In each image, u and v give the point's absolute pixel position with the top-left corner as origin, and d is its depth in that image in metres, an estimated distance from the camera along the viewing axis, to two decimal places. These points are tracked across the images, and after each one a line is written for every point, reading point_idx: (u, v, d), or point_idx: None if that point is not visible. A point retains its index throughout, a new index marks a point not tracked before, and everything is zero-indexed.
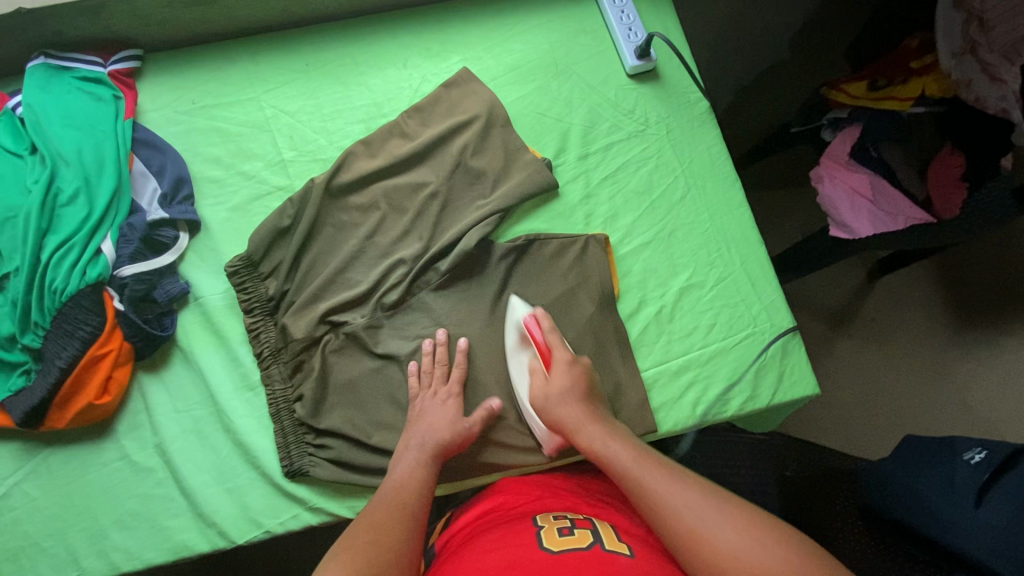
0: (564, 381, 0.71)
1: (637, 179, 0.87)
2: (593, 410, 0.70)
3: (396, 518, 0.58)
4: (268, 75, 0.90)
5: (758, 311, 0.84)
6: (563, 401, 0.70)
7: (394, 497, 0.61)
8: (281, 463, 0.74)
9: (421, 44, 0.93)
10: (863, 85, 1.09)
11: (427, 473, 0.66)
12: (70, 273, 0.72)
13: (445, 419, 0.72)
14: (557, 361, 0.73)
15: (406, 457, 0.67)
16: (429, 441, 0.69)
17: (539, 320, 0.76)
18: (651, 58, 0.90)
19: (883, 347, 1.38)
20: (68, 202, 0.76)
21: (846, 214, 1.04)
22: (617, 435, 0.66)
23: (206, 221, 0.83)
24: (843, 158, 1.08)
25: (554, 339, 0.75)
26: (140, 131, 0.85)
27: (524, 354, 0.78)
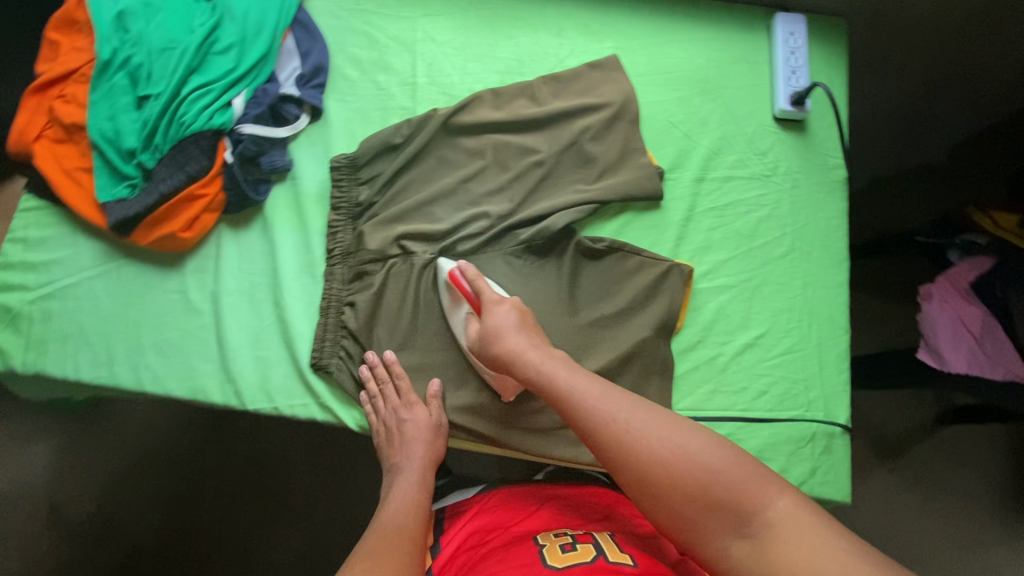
0: (505, 318, 0.69)
1: (742, 222, 0.84)
2: (534, 337, 0.69)
3: (403, 549, 0.61)
4: (430, 1, 0.93)
5: (816, 397, 0.79)
6: (499, 335, 0.68)
7: (394, 523, 0.65)
8: (311, 353, 0.77)
9: (581, 19, 0.92)
10: (1014, 219, 1.01)
11: (422, 494, 0.71)
12: (200, 113, 0.77)
13: (424, 426, 0.74)
14: (488, 302, 0.71)
15: (404, 479, 0.73)
16: (415, 463, 0.74)
17: (464, 270, 0.74)
18: (805, 107, 0.85)
19: (924, 494, 1.27)
20: (221, 52, 0.82)
21: (943, 343, 1.02)
22: (553, 357, 0.65)
23: (328, 112, 0.86)
24: (962, 286, 1.03)
25: (481, 285, 0.73)
26: (302, 13, 0.89)
27: (460, 310, 0.77)
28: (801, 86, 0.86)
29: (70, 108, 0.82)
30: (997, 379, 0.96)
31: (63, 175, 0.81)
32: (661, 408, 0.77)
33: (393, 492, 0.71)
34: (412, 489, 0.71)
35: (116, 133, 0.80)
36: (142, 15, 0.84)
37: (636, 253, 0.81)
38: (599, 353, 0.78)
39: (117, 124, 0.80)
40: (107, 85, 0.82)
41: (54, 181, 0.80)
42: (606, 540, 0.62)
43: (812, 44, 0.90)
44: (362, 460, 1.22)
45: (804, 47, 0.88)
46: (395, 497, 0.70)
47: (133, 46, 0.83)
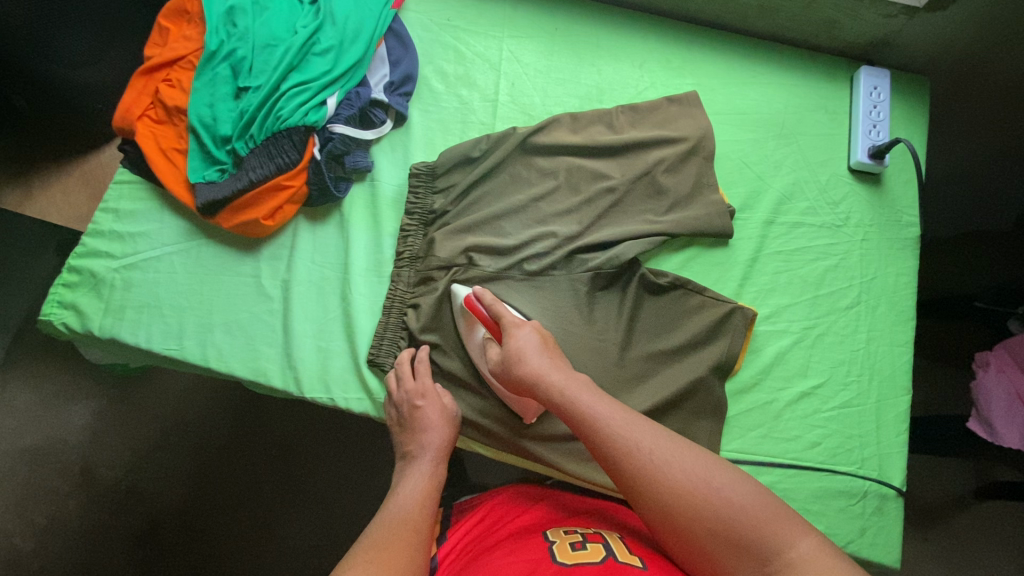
0: (518, 337, 0.71)
1: (808, 269, 0.83)
2: (556, 361, 0.70)
3: (403, 547, 0.60)
4: (519, 24, 0.96)
5: (870, 455, 0.77)
6: (521, 357, 0.69)
7: (400, 516, 0.65)
8: (370, 349, 0.79)
9: (664, 54, 0.95)
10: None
11: (432, 483, 0.71)
12: (296, 109, 0.81)
13: (438, 418, 0.75)
14: (509, 325, 0.73)
15: (415, 471, 0.72)
16: (432, 451, 0.73)
17: (481, 296, 0.76)
18: (883, 162, 0.85)
19: (959, 570, 1.22)
20: (319, 53, 0.85)
21: (997, 417, 1.01)
22: (573, 379, 0.68)
23: (411, 120, 0.90)
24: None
25: (499, 308, 0.75)
26: (397, 24, 0.92)
27: (475, 332, 0.78)
28: (881, 140, 0.86)
29: (174, 92, 0.87)
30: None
31: (160, 153, 0.85)
32: (710, 447, 0.76)
33: (403, 484, 0.71)
34: (421, 481, 0.71)
35: (213, 120, 0.85)
36: (250, 12, 0.89)
37: (698, 292, 0.82)
38: (655, 384, 0.79)
39: (215, 111, 0.85)
40: (211, 74, 0.86)
41: (150, 158, 0.84)
42: (616, 542, 0.62)
43: (895, 100, 0.90)
44: (385, 464, 1.22)
45: (887, 103, 0.88)
46: (405, 491, 0.69)
47: (239, 39, 0.87)
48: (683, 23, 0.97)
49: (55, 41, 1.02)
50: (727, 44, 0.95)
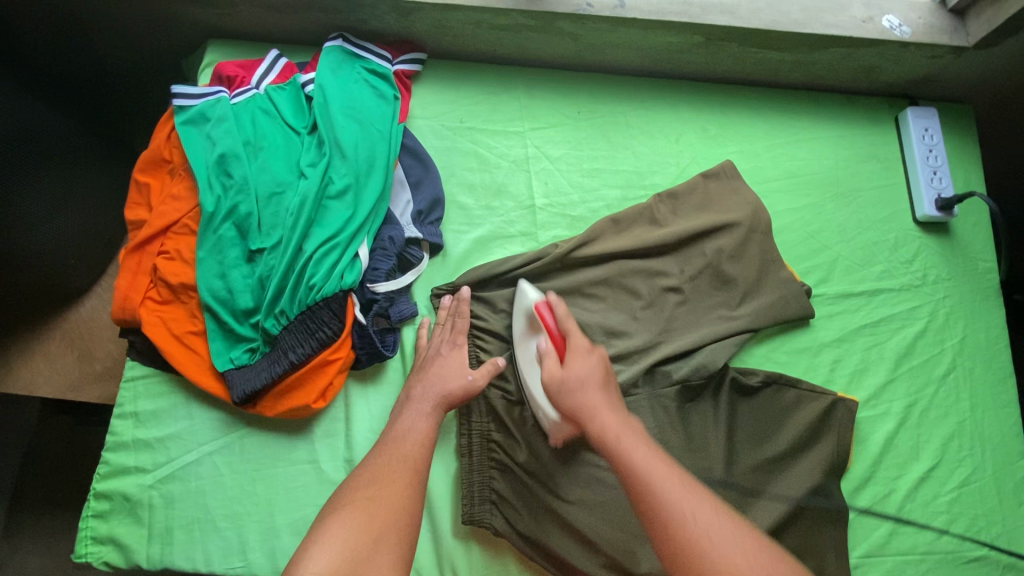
0: (585, 368, 0.65)
1: (898, 339, 0.79)
2: (612, 401, 0.64)
3: (404, 487, 0.59)
4: (538, 112, 0.87)
5: (1000, 533, 0.74)
6: (583, 387, 0.64)
7: (396, 450, 0.63)
8: (463, 509, 0.72)
9: (698, 123, 0.88)
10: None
11: (431, 424, 0.67)
12: (328, 273, 0.71)
13: (451, 367, 0.71)
14: (575, 348, 0.67)
15: (415, 409, 0.68)
16: (436, 393, 0.69)
17: (554, 306, 0.69)
18: (952, 212, 0.81)
19: None
20: (336, 196, 0.76)
21: None
22: (633, 433, 0.60)
23: (447, 246, 0.81)
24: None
25: (569, 326, 0.69)
26: (410, 139, 0.83)
27: (533, 341, 0.72)
28: (945, 188, 0.82)
29: (175, 265, 0.76)
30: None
31: (173, 340, 0.74)
32: (842, 559, 0.72)
33: (400, 416, 0.67)
34: (421, 425, 0.66)
35: (229, 292, 0.74)
36: (244, 157, 0.78)
37: (792, 386, 0.76)
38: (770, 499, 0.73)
39: (229, 282, 0.74)
40: (213, 238, 0.75)
41: (164, 349, 0.73)
42: None
43: (947, 138, 0.86)
44: None
45: (942, 145, 0.84)
46: (405, 424, 0.66)
47: (238, 193, 0.76)
48: (709, 84, 0.90)
49: (26, 209, 0.82)
50: (762, 101, 0.89)
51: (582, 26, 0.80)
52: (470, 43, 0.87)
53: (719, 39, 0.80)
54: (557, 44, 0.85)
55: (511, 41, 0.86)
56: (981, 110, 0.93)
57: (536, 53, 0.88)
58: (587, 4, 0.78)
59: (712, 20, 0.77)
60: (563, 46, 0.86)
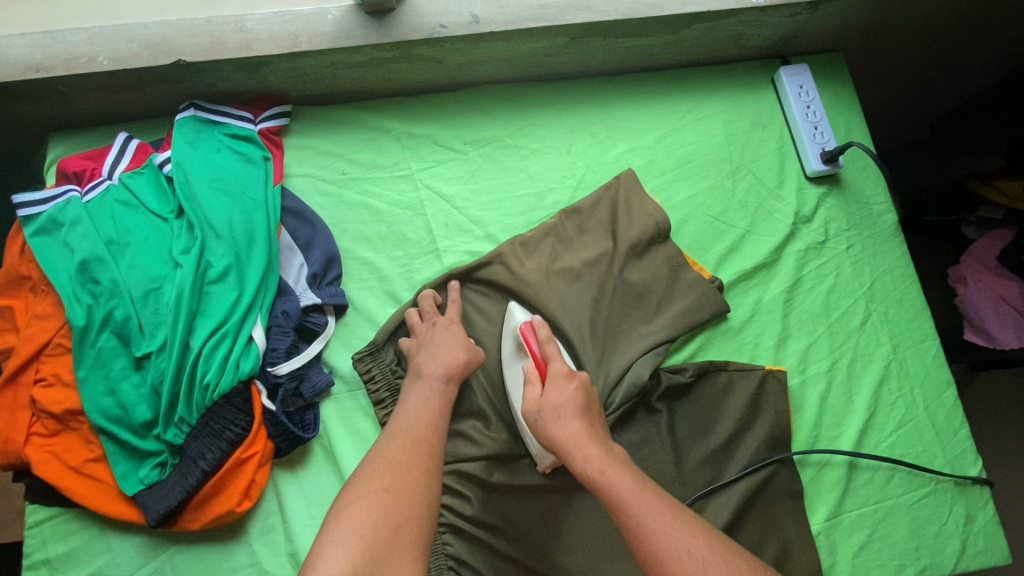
0: (567, 396, 0.64)
1: (813, 299, 0.81)
2: (587, 416, 0.63)
3: (418, 466, 0.60)
4: (421, 147, 0.84)
5: (942, 465, 0.75)
6: (558, 417, 0.63)
7: (409, 433, 0.63)
8: None
9: (584, 122, 0.86)
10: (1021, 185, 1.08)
11: (443, 403, 0.67)
12: (222, 367, 0.66)
13: (452, 343, 0.70)
14: (555, 374, 0.66)
15: (424, 388, 0.67)
16: (441, 372, 0.68)
17: (538, 330, 0.70)
18: (838, 163, 0.82)
19: None
20: (217, 279, 0.70)
21: (990, 323, 1.07)
22: (597, 436, 0.62)
23: (352, 303, 0.77)
24: (991, 261, 1.11)
25: (551, 349, 0.69)
26: (289, 200, 0.79)
27: (519, 364, 0.71)
28: (828, 142, 0.83)
29: (55, 391, 0.69)
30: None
31: (71, 473, 0.68)
32: (803, 528, 0.72)
33: (409, 395, 0.67)
34: (426, 406, 0.66)
35: (122, 408, 0.68)
36: (109, 258, 0.71)
37: (722, 368, 0.77)
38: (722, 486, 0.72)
39: (120, 397, 0.68)
40: (93, 353, 0.69)
41: (62, 485, 0.67)
42: None
43: (823, 92, 0.87)
44: None
45: (818, 100, 0.85)
46: (413, 404, 0.66)
47: (110, 298, 0.70)
48: (587, 79, 0.88)
49: None
50: (641, 88, 0.87)
51: (442, 48, 0.77)
52: (332, 85, 0.82)
53: (582, 36, 0.79)
54: (423, 69, 0.82)
55: (375, 75, 0.81)
56: (852, 56, 0.95)
57: (405, 82, 0.84)
58: (441, 26, 0.75)
59: (571, 19, 0.75)
60: (431, 71, 0.82)
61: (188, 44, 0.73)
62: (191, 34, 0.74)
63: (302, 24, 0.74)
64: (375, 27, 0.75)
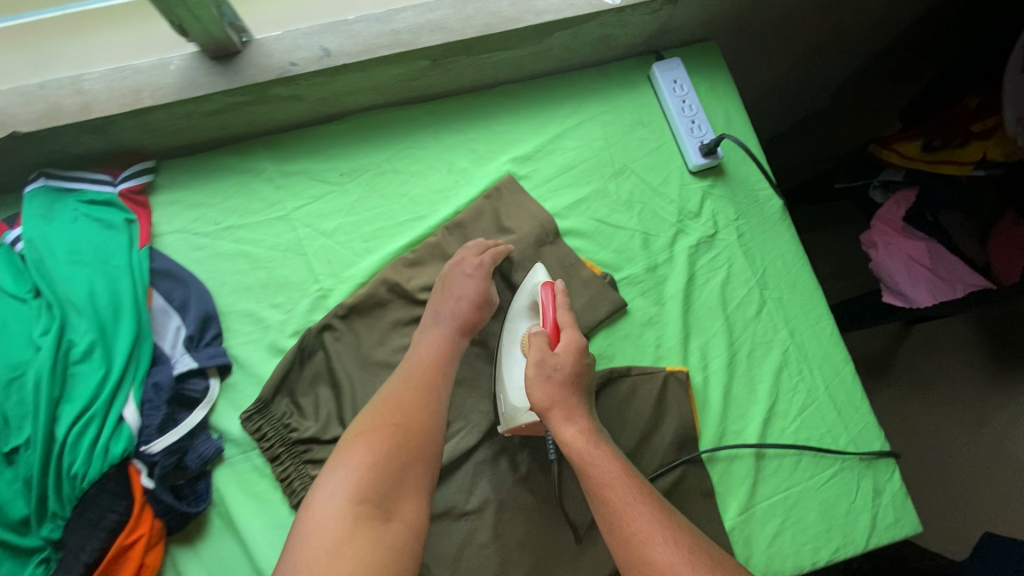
0: (572, 365, 0.67)
1: (707, 294, 0.80)
2: (585, 408, 0.66)
3: (422, 415, 0.63)
4: (297, 188, 0.81)
5: (846, 443, 0.76)
6: (542, 370, 0.66)
7: (414, 373, 0.66)
8: None
9: (464, 141, 0.84)
10: (916, 145, 1.11)
11: (454, 349, 0.70)
12: (90, 453, 0.63)
13: (474, 294, 0.72)
14: (570, 342, 0.68)
15: (434, 327, 0.70)
16: (456, 320, 0.71)
17: (557, 292, 0.72)
18: (718, 155, 0.82)
19: (931, 404, 1.29)
20: (82, 359, 0.67)
21: (903, 283, 1.07)
22: (600, 436, 0.64)
23: (238, 361, 0.74)
24: (897, 223, 1.13)
25: (565, 316, 0.70)
26: (158, 261, 0.75)
27: (528, 320, 0.75)
28: (706, 135, 0.83)
29: None
30: (960, 296, 1.03)
31: None
32: (718, 526, 0.71)
33: (424, 335, 0.70)
34: (435, 348, 0.69)
35: None
36: None
37: (624, 375, 0.76)
38: None
39: None
40: None
41: None
42: None
43: (699, 83, 0.86)
44: None
45: (693, 93, 0.84)
46: (423, 345, 0.69)
47: None
48: (463, 97, 0.86)
49: None
50: (518, 100, 0.86)
51: (297, 86, 0.74)
52: (193, 134, 0.79)
53: (444, 57, 0.76)
54: (287, 108, 0.79)
55: (237, 120, 0.78)
56: (727, 44, 0.96)
57: (270, 122, 0.81)
58: (291, 64, 0.71)
59: (426, 42, 0.73)
60: (295, 109, 0.79)
61: (20, 113, 0.69)
62: (24, 102, 0.69)
63: (143, 79, 0.71)
64: (221, 73, 0.71)
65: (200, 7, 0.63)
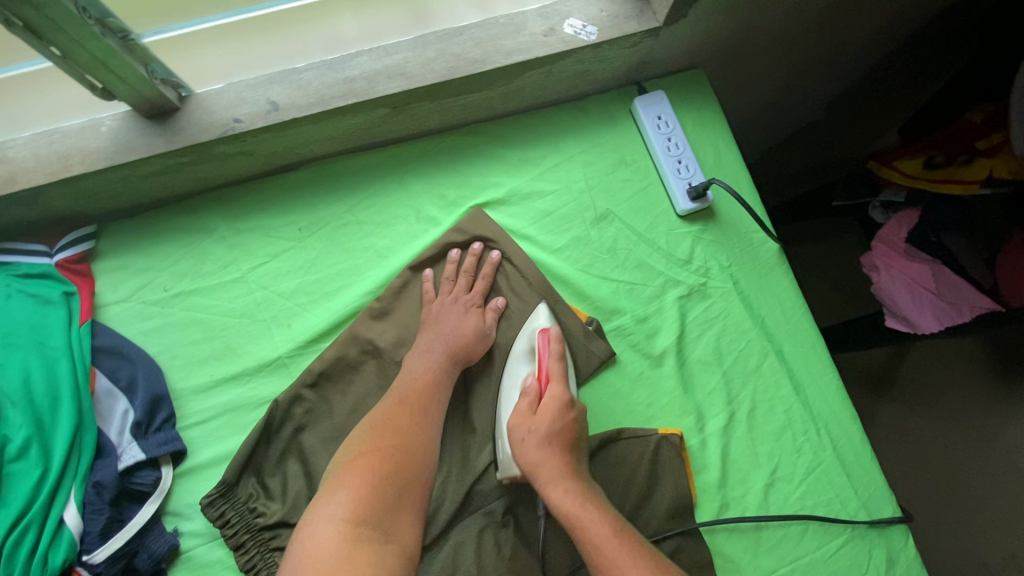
0: (551, 425, 0.62)
1: (702, 347, 0.74)
2: (576, 469, 0.61)
3: (418, 441, 0.62)
4: (253, 247, 0.74)
5: (856, 508, 0.71)
6: (523, 445, 0.62)
7: (409, 397, 0.65)
8: None
9: (434, 188, 0.78)
10: (918, 162, 1.03)
11: (446, 375, 0.68)
12: (26, 567, 0.58)
13: (467, 328, 0.70)
14: (554, 399, 0.64)
15: (429, 348, 0.69)
16: (449, 345, 0.69)
17: (550, 339, 0.67)
18: (707, 198, 0.76)
19: (946, 424, 1.20)
20: (16, 457, 0.61)
21: (908, 309, 0.99)
22: (583, 483, 0.60)
23: (193, 443, 0.68)
24: (899, 243, 1.04)
25: (558, 366, 0.67)
26: (102, 337, 0.69)
27: (526, 365, 0.70)
28: (694, 175, 0.77)
29: None
30: (969, 320, 0.96)
31: None
32: None
33: (416, 355, 0.69)
34: (430, 371, 0.67)
35: None
36: None
37: (613, 440, 0.70)
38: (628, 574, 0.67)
39: None
40: None
41: None
42: None
43: (685, 117, 0.80)
44: None
45: (679, 129, 0.78)
46: (415, 367, 0.68)
47: None
48: (430, 139, 0.80)
49: None
50: (491, 141, 0.80)
51: (244, 142, 0.68)
52: (135, 195, 0.73)
53: (404, 103, 0.70)
54: (236, 163, 0.72)
55: (182, 178, 0.72)
56: (715, 70, 0.89)
57: (221, 177, 0.75)
58: (235, 120, 0.65)
59: (384, 90, 0.67)
60: (245, 163, 0.73)
61: None
62: None
63: (72, 143, 0.64)
64: (159, 133, 0.65)
65: (123, 68, 0.57)
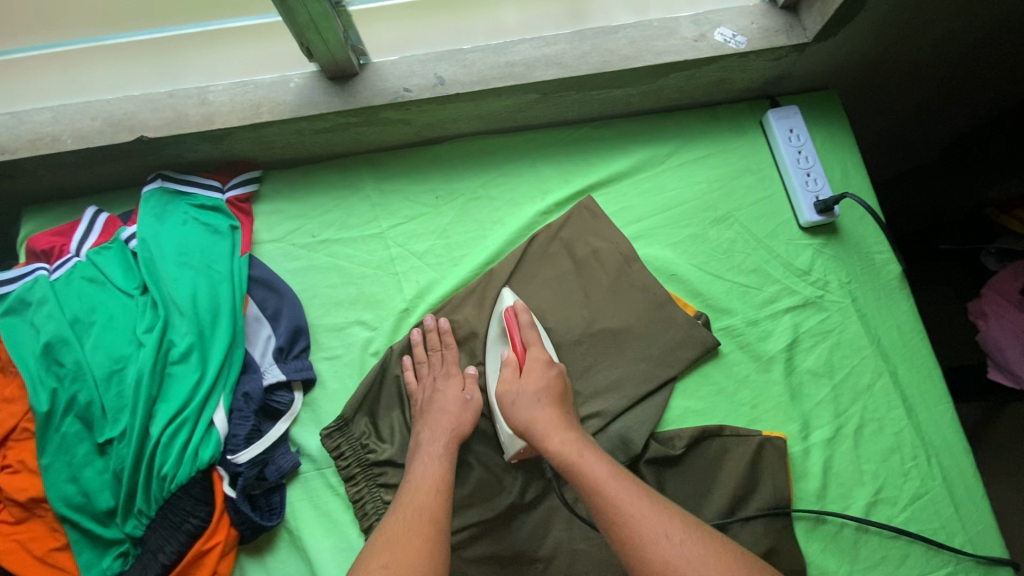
0: (536, 387, 0.63)
1: (814, 358, 0.74)
2: (569, 415, 0.63)
3: (425, 548, 0.54)
4: (393, 207, 0.81)
5: (962, 543, 0.68)
6: (518, 406, 0.62)
7: (408, 504, 0.58)
8: None
9: (563, 174, 0.82)
10: None
11: (447, 470, 0.62)
12: (181, 457, 0.65)
13: (456, 407, 0.68)
14: (533, 360, 0.66)
15: (427, 446, 0.65)
16: (443, 436, 0.65)
17: (519, 315, 0.69)
18: (834, 213, 0.77)
19: None
20: (180, 359, 0.68)
21: (1015, 360, 0.94)
22: (586, 443, 0.59)
23: (321, 375, 0.74)
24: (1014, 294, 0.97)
25: (530, 335, 0.69)
26: (257, 268, 0.77)
27: (500, 350, 0.71)
28: (822, 190, 0.78)
29: (20, 479, 0.64)
30: None
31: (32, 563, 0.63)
32: None
33: (414, 460, 0.64)
34: (427, 473, 0.62)
35: (85, 495, 0.64)
36: (74, 340, 0.69)
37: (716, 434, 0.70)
38: None
39: (83, 483, 0.65)
40: (57, 439, 0.65)
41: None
42: None
43: (815, 134, 0.82)
44: None
45: (810, 145, 0.80)
46: (417, 470, 0.62)
47: (75, 381, 0.67)
48: (564, 129, 0.85)
49: None
50: (621, 137, 0.84)
51: (408, 111, 0.75)
52: (300, 149, 0.81)
53: (554, 91, 0.75)
54: (392, 130, 0.80)
55: (343, 138, 0.80)
56: (847, 92, 0.91)
57: (374, 141, 0.82)
58: (405, 90, 0.72)
59: (540, 76, 0.72)
60: (400, 131, 0.80)
61: (149, 119, 0.72)
62: (153, 109, 0.73)
63: (263, 94, 0.73)
64: (338, 93, 0.72)
65: (328, 32, 0.65)
